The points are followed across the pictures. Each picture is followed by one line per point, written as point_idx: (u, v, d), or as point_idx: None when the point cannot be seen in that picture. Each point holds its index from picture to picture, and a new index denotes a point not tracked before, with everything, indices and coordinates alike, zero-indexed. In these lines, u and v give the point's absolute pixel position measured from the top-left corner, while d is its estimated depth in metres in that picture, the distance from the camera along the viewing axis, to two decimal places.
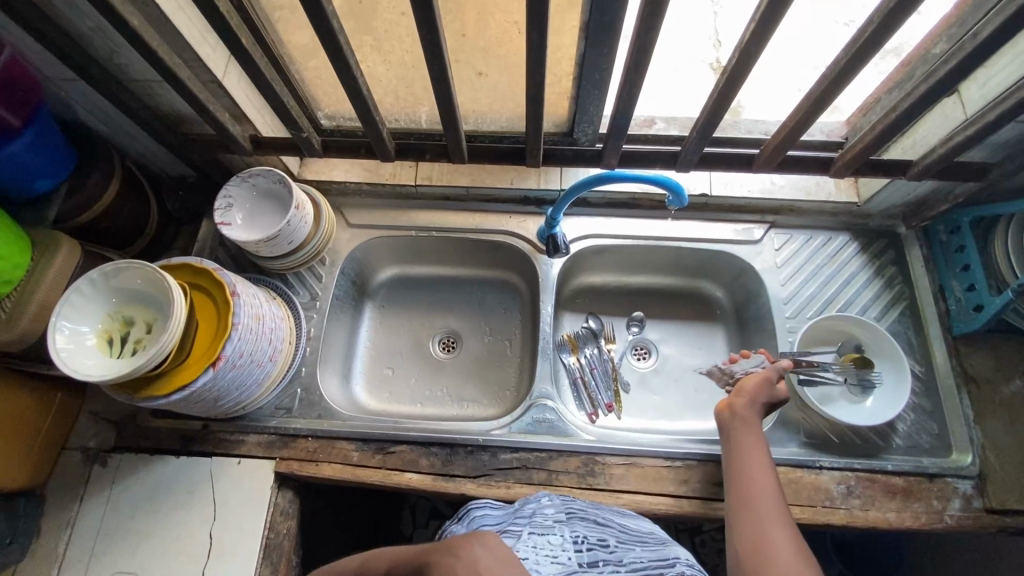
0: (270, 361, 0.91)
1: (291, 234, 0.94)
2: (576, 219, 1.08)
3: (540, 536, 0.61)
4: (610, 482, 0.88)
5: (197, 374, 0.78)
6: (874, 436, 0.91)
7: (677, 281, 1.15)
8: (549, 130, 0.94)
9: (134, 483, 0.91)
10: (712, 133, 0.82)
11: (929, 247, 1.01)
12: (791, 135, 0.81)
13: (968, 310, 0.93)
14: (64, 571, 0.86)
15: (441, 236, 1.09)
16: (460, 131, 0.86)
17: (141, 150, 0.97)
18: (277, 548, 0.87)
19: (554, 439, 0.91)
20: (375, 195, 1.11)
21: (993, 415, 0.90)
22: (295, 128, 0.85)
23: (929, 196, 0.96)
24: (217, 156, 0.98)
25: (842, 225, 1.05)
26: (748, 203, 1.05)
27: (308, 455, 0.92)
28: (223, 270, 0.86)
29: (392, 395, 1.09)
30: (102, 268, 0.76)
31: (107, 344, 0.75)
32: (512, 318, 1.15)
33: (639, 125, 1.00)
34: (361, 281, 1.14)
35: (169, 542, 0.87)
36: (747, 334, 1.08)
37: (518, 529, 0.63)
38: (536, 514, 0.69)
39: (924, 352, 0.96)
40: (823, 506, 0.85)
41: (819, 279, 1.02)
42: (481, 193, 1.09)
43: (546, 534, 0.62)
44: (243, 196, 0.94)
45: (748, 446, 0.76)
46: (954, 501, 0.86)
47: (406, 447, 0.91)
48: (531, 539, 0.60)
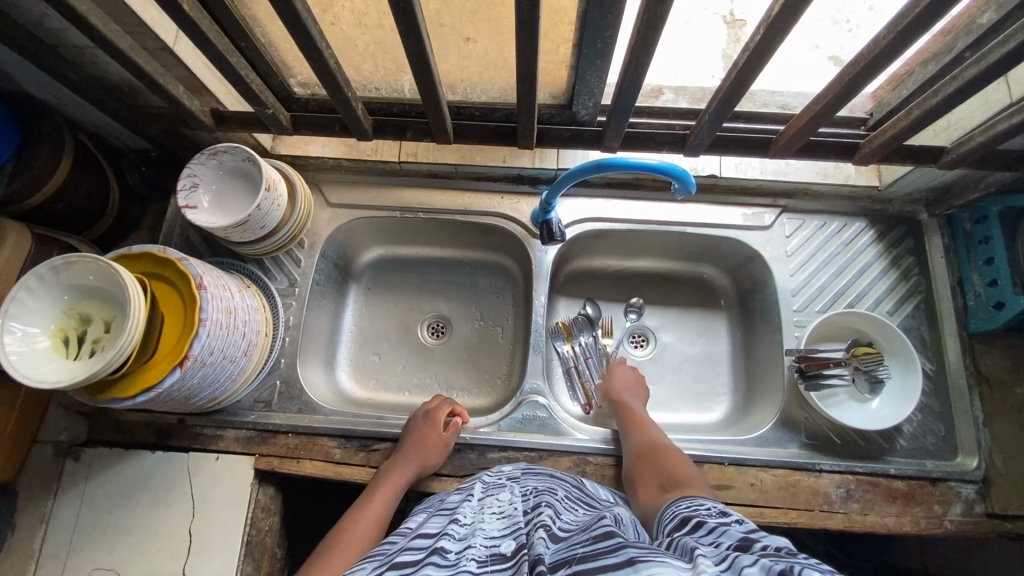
0: (244, 356, 0.85)
1: (262, 218, 0.86)
2: (573, 201, 1.00)
3: (489, 498, 0.66)
4: (601, 483, 0.85)
5: (162, 375, 0.73)
6: (879, 438, 0.87)
7: (679, 266, 1.09)
8: (545, 101, 0.84)
9: (109, 478, 0.87)
10: (728, 115, 0.74)
11: (950, 237, 0.95)
12: (816, 118, 0.72)
13: (988, 307, 0.88)
14: (41, 567, 0.84)
15: (428, 217, 1.02)
16: (444, 107, 0.77)
17: (95, 121, 0.88)
18: (258, 545, 0.85)
19: (545, 438, 0.88)
20: (357, 171, 1.02)
21: (1002, 418, 0.86)
22: (260, 104, 0.77)
23: (957, 182, 0.88)
24: (179, 130, 0.89)
25: (858, 210, 0.98)
26: (759, 185, 0.97)
27: (288, 451, 0.88)
28: (188, 260, 0.79)
29: (377, 384, 1.05)
30: (51, 261, 0.69)
31: (63, 345, 0.69)
32: (504, 303, 1.10)
33: (646, 96, 0.92)
34: (343, 262, 1.07)
35: (147, 540, 0.84)
36: (751, 325, 1.03)
37: (471, 492, 0.69)
38: (492, 474, 0.76)
39: (937, 349, 0.91)
40: (821, 510, 0.83)
41: (831, 270, 0.96)
42: (471, 171, 1.01)
43: (496, 494, 0.67)
44: (208, 174, 0.86)
45: (637, 410, 0.88)
46: (956, 506, 0.83)
47: (391, 445, 0.88)
48: (482, 502, 0.65)
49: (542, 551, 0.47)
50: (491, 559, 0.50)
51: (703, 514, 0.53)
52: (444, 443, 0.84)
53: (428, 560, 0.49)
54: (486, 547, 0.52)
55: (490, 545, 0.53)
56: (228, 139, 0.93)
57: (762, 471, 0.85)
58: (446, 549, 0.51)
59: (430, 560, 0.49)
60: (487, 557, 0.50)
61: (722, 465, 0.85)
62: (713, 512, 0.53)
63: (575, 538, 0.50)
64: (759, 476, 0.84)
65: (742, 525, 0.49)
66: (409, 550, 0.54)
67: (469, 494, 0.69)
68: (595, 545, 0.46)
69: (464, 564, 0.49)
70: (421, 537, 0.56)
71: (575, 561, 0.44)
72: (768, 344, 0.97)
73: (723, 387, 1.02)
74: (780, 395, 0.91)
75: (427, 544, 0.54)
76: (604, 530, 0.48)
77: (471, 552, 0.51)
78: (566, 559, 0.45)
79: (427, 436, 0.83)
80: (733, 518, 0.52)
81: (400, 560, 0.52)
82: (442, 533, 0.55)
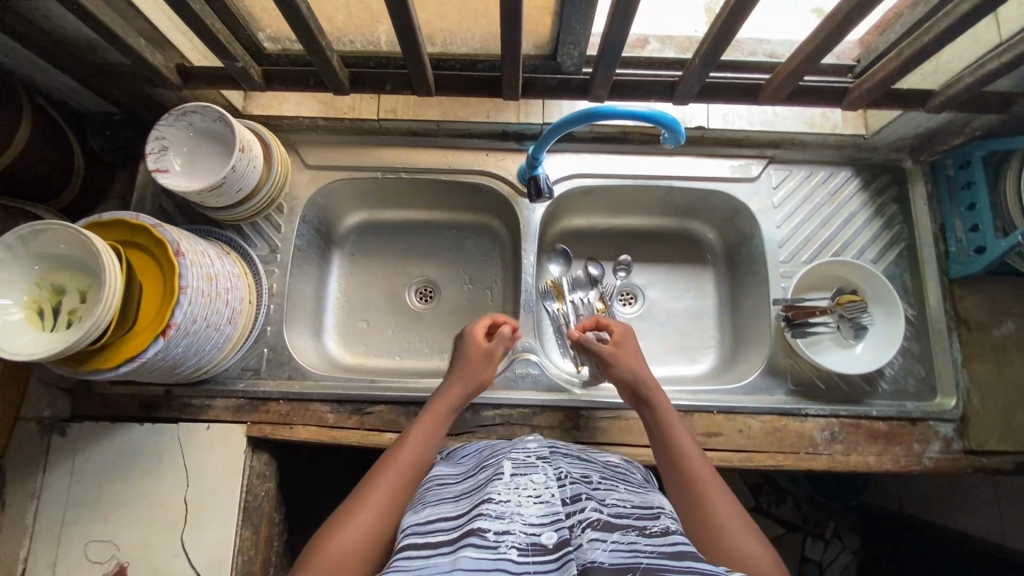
0: (229, 324, 0.84)
1: (238, 181, 0.82)
2: (559, 156, 0.98)
3: (522, 475, 0.61)
4: (594, 436, 0.86)
5: (145, 345, 0.71)
6: (861, 382, 0.90)
7: (666, 222, 1.09)
8: (529, 52, 0.82)
9: (98, 451, 0.86)
10: (718, 60, 0.72)
11: (934, 183, 0.95)
12: (805, 61, 0.70)
13: (969, 251, 0.89)
14: (37, 541, 0.83)
15: (411, 178, 0.99)
16: (424, 58, 0.74)
17: (50, 82, 0.83)
18: (256, 510, 0.86)
19: (538, 393, 0.89)
20: (334, 130, 0.99)
21: (981, 359, 0.88)
22: (228, 58, 0.73)
23: (943, 127, 0.88)
24: (143, 89, 0.84)
25: (844, 159, 0.98)
26: (746, 136, 0.96)
27: (280, 418, 0.88)
28: (164, 226, 0.76)
29: (367, 349, 1.04)
30: (17, 230, 0.66)
31: (38, 316, 0.67)
32: (492, 264, 1.08)
33: (631, 46, 0.89)
34: (325, 227, 1.05)
35: (142, 510, 0.84)
36: (737, 278, 1.04)
37: (501, 468, 0.63)
38: (517, 450, 0.69)
39: (919, 295, 0.93)
40: (806, 452, 0.85)
41: (817, 220, 0.96)
42: (454, 127, 0.98)
43: (530, 472, 0.62)
44: (179, 137, 0.82)
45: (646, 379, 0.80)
46: (934, 444, 0.86)
47: (384, 407, 0.88)
48: (513, 479, 0.60)
49: (597, 555, 0.49)
50: (533, 549, 0.50)
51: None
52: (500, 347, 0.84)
53: (468, 540, 0.51)
54: (527, 533, 0.52)
55: (530, 531, 0.52)
56: (196, 98, 0.89)
57: (750, 418, 0.87)
58: (486, 530, 0.52)
59: (470, 541, 0.51)
60: (528, 544, 0.51)
61: (711, 414, 0.86)
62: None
63: (631, 542, 0.51)
64: (747, 422, 0.86)
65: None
66: (444, 527, 0.55)
67: (497, 470, 0.64)
68: (658, 561, 0.48)
69: (504, 550, 0.50)
70: (452, 515, 0.57)
71: (642, 573, 0.47)
72: (755, 295, 0.98)
73: (710, 340, 1.04)
74: (767, 344, 0.92)
75: (462, 524, 0.54)
76: (666, 547, 0.51)
77: (512, 537, 0.51)
78: (629, 566, 0.47)
79: (473, 347, 0.83)
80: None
81: (436, 540, 0.53)
82: (480, 508, 0.55)
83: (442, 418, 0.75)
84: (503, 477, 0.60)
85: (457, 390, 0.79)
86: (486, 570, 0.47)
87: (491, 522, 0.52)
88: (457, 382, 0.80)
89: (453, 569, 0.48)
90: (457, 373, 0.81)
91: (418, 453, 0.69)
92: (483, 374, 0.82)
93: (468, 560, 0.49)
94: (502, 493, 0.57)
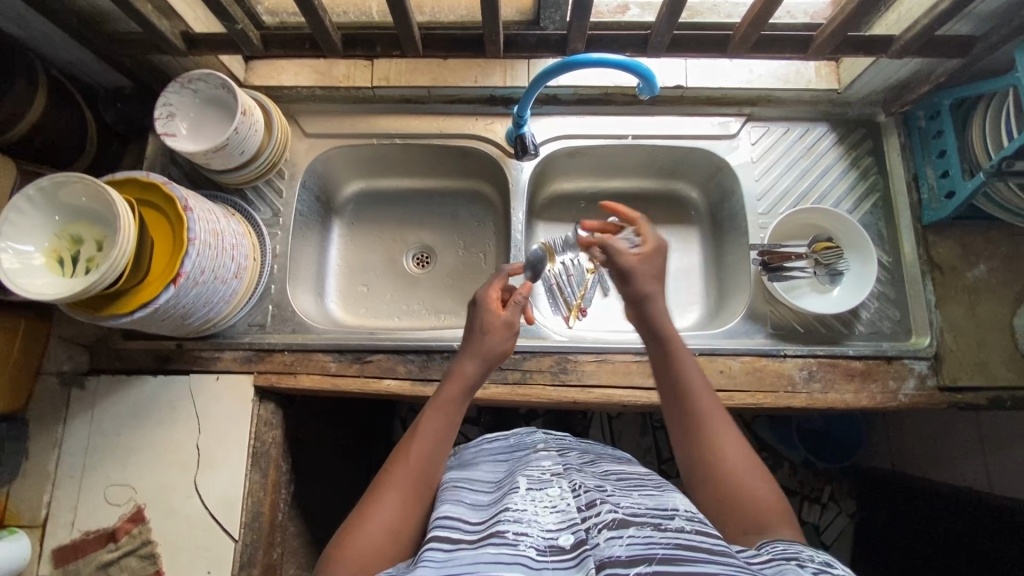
0: (235, 279, 0.88)
1: (241, 143, 0.87)
2: (545, 119, 1.02)
3: (538, 488, 0.60)
4: (582, 378, 0.91)
5: (157, 292, 0.76)
6: (838, 324, 0.94)
7: (651, 184, 1.13)
8: (513, 18, 0.89)
9: (114, 403, 0.91)
10: (682, 13, 0.76)
11: (907, 135, 0.99)
12: (767, 9, 0.74)
13: (940, 197, 0.92)
14: (59, 486, 0.88)
15: (404, 143, 1.04)
16: (411, 19, 0.79)
17: (65, 54, 0.89)
18: (263, 456, 0.90)
19: (528, 341, 0.94)
20: (330, 99, 1.04)
21: (955, 300, 0.91)
22: (229, 21, 0.78)
23: (911, 77, 0.92)
24: (149, 57, 0.90)
25: (820, 115, 1.02)
26: (725, 94, 1.00)
27: (285, 367, 0.93)
28: (173, 184, 0.81)
29: (367, 310, 1.09)
30: (40, 182, 0.71)
31: (58, 264, 0.72)
32: (485, 229, 1.13)
33: (611, 11, 0.92)
34: (326, 195, 1.10)
35: (157, 456, 0.89)
36: (720, 234, 1.08)
37: (517, 482, 0.62)
38: (533, 466, 0.67)
39: (894, 243, 0.97)
40: (785, 390, 0.89)
41: (795, 173, 1.00)
42: (443, 93, 1.02)
43: (545, 486, 0.60)
44: (184, 104, 0.87)
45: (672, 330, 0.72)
46: (909, 380, 0.90)
47: (383, 355, 0.93)
48: (529, 492, 0.59)
49: (613, 550, 0.48)
50: (552, 549, 0.51)
51: (802, 557, 0.51)
52: (514, 317, 0.78)
53: (490, 540, 0.52)
54: (544, 536, 0.52)
55: (548, 534, 0.52)
56: (199, 67, 0.94)
57: (730, 359, 0.91)
58: (506, 532, 0.52)
59: (491, 541, 0.52)
60: (546, 546, 0.51)
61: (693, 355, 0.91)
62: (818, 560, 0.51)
63: (648, 534, 0.51)
64: (728, 363, 0.90)
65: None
66: (462, 528, 0.55)
67: (513, 483, 0.63)
68: (674, 552, 0.49)
69: (523, 548, 0.50)
70: (471, 521, 0.57)
71: (657, 563, 0.47)
72: (737, 248, 1.02)
73: (697, 294, 1.08)
74: (748, 291, 0.97)
75: (482, 527, 0.55)
76: (683, 541, 0.51)
77: (529, 538, 0.52)
78: (645, 557, 0.48)
79: (487, 320, 0.77)
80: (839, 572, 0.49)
81: (456, 537, 0.54)
82: (499, 516, 0.56)
83: (450, 406, 0.71)
84: (520, 490, 0.60)
85: (467, 368, 0.74)
86: (505, 564, 0.48)
87: (511, 525, 0.53)
88: (467, 361, 0.75)
89: (475, 563, 0.49)
90: (466, 352, 0.76)
91: (427, 449, 0.67)
92: (493, 350, 0.76)
93: (488, 556, 0.49)
94: (519, 502, 0.57)
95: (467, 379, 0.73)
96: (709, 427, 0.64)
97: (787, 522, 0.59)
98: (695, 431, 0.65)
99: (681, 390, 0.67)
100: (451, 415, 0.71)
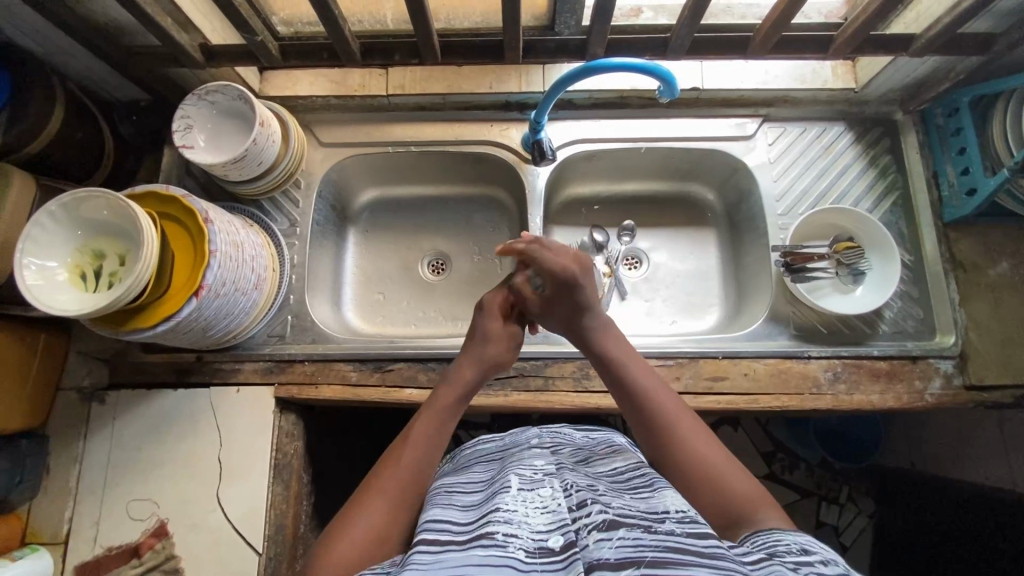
0: (255, 290, 0.88)
1: (259, 154, 0.87)
2: (561, 123, 1.02)
3: (530, 489, 0.58)
4: (605, 384, 0.90)
5: (179, 305, 0.75)
6: (862, 324, 0.93)
7: (666, 187, 1.12)
8: (529, 24, 0.87)
9: (135, 417, 0.90)
10: (704, 16, 0.76)
11: (925, 133, 0.98)
12: (788, 10, 0.74)
13: (961, 195, 0.92)
14: (81, 502, 0.88)
15: (419, 151, 1.04)
16: (431, 27, 0.79)
17: (82, 69, 0.89)
18: (285, 467, 0.90)
19: (549, 347, 0.93)
20: (345, 108, 1.04)
21: (979, 298, 0.91)
22: (248, 32, 0.78)
23: (929, 75, 0.92)
24: (166, 70, 0.90)
25: (837, 114, 1.02)
26: (741, 95, 0.99)
27: (306, 378, 0.92)
28: (192, 197, 0.80)
29: (384, 318, 1.09)
30: (60, 199, 0.70)
31: (81, 279, 0.72)
32: (501, 234, 1.13)
33: (626, 15, 0.91)
34: (341, 204, 1.10)
35: (178, 470, 0.88)
36: (738, 235, 1.07)
37: (509, 481, 0.60)
38: (525, 464, 0.65)
39: (914, 242, 0.96)
40: (811, 392, 0.88)
41: (813, 173, 0.99)
42: (458, 100, 1.02)
43: (537, 487, 0.58)
44: (202, 116, 0.87)
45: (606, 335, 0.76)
46: (935, 380, 0.89)
47: (404, 364, 0.93)
48: (521, 492, 0.57)
49: (603, 553, 0.47)
50: (540, 551, 0.49)
51: (780, 551, 0.50)
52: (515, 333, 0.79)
53: (478, 542, 0.50)
54: (534, 538, 0.50)
55: (538, 537, 0.51)
56: (215, 78, 0.94)
57: (754, 361, 0.90)
58: (496, 534, 0.51)
59: (479, 542, 0.50)
60: (535, 548, 0.49)
61: (717, 358, 0.90)
62: (794, 549, 0.50)
63: (637, 536, 0.48)
64: (752, 366, 0.90)
65: (832, 568, 0.47)
66: (452, 527, 0.54)
67: (505, 483, 0.61)
68: (665, 555, 0.46)
69: (512, 550, 0.49)
70: (460, 520, 0.55)
71: (646, 566, 0.44)
72: (755, 250, 1.02)
73: (715, 297, 1.07)
74: (769, 293, 0.96)
75: (472, 527, 0.53)
76: (673, 543, 0.48)
77: (518, 540, 0.50)
78: (634, 560, 0.45)
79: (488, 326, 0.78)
80: (817, 557, 0.49)
81: (445, 539, 0.52)
82: (489, 516, 0.54)
83: (447, 409, 0.70)
84: (511, 490, 0.58)
85: (466, 372, 0.74)
86: (492, 567, 0.47)
87: (501, 527, 0.52)
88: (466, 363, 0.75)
89: (462, 565, 0.47)
90: (467, 356, 0.76)
91: (421, 453, 0.64)
92: (493, 356, 0.76)
93: (476, 558, 0.48)
94: (510, 503, 0.55)
95: (465, 384, 0.73)
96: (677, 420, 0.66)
97: (767, 505, 0.58)
98: (659, 428, 0.66)
99: (636, 387, 0.70)
100: (446, 421, 0.69)
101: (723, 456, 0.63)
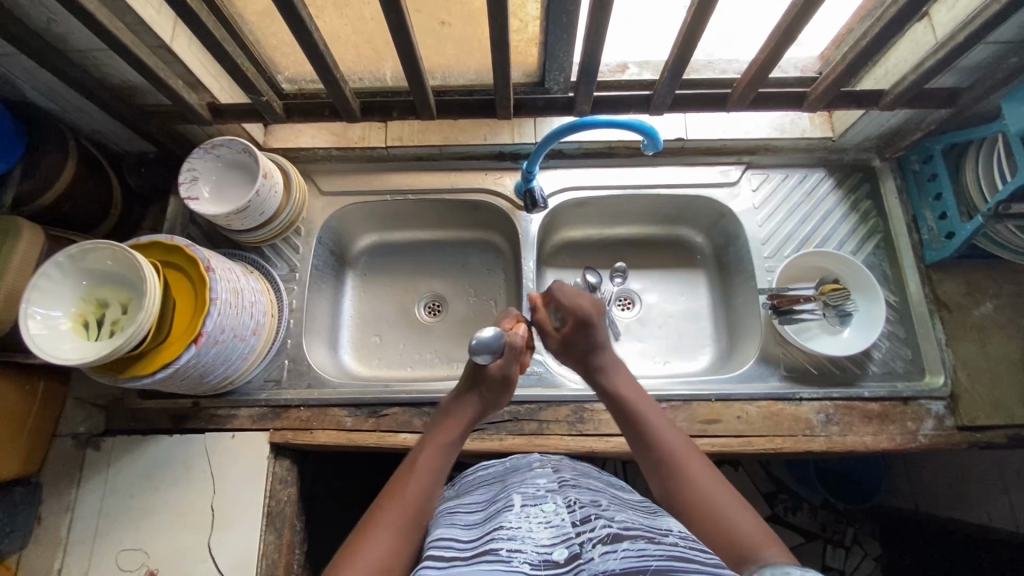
0: (253, 336, 0.90)
1: (261, 205, 0.91)
2: (553, 171, 1.06)
3: (533, 506, 0.57)
4: (600, 427, 0.91)
5: (178, 353, 0.76)
6: (852, 365, 0.94)
7: (657, 230, 1.16)
8: (519, 80, 0.92)
9: (129, 464, 0.90)
10: (684, 74, 0.81)
11: (902, 178, 1.02)
12: (761, 71, 0.80)
13: (941, 237, 0.94)
14: (70, 553, 0.87)
15: (416, 199, 1.08)
16: (426, 85, 0.83)
17: (96, 126, 0.94)
18: (278, 515, 0.89)
19: (544, 390, 0.94)
20: (346, 159, 1.08)
21: (965, 338, 0.92)
22: (255, 92, 0.83)
23: (901, 126, 0.96)
24: (175, 127, 0.95)
25: (817, 161, 1.06)
26: (724, 144, 1.04)
27: (301, 424, 0.93)
28: (195, 245, 0.83)
29: (380, 361, 1.10)
30: (67, 249, 0.73)
31: (84, 327, 0.74)
32: (496, 277, 1.15)
33: (612, 71, 0.97)
34: (339, 249, 1.13)
35: (170, 517, 0.88)
36: (728, 277, 1.10)
37: (511, 500, 0.59)
38: (526, 484, 0.64)
39: (898, 282, 0.99)
40: (803, 435, 0.89)
41: (797, 217, 1.03)
42: (454, 150, 1.07)
43: (539, 503, 0.58)
44: (208, 168, 0.91)
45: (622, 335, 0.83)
46: (927, 421, 0.89)
47: (398, 410, 0.93)
48: (524, 509, 0.57)
49: (608, 565, 0.46)
50: (545, 563, 0.48)
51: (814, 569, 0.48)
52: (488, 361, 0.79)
53: (482, 558, 0.50)
54: (538, 551, 0.49)
55: (542, 549, 0.50)
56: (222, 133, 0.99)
57: (746, 404, 0.91)
58: (499, 550, 0.50)
59: (483, 558, 0.49)
60: (540, 560, 0.48)
61: (709, 402, 0.91)
62: None
63: (642, 547, 0.49)
64: (745, 408, 0.90)
65: None
66: (456, 547, 0.53)
67: (507, 502, 0.60)
68: (670, 563, 0.47)
69: (517, 564, 0.48)
70: (463, 538, 0.55)
71: None
72: (744, 291, 1.04)
73: (707, 338, 1.09)
74: (759, 335, 0.98)
75: (475, 544, 0.53)
76: (677, 553, 0.48)
77: (523, 554, 0.49)
78: (640, 569, 0.45)
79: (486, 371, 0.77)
80: None
81: (449, 556, 0.52)
82: (492, 534, 0.53)
83: (446, 446, 0.71)
84: (514, 508, 0.57)
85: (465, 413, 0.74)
86: None
87: (505, 543, 0.51)
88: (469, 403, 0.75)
89: None
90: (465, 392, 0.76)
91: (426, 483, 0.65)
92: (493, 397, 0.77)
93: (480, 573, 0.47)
94: (513, 519, 0.54)
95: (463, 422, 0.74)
96: (677, 458, 0.67)
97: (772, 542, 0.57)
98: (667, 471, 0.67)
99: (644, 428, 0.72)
100: (446, 455, 0.70)
101: (726, 493, 0.63)
